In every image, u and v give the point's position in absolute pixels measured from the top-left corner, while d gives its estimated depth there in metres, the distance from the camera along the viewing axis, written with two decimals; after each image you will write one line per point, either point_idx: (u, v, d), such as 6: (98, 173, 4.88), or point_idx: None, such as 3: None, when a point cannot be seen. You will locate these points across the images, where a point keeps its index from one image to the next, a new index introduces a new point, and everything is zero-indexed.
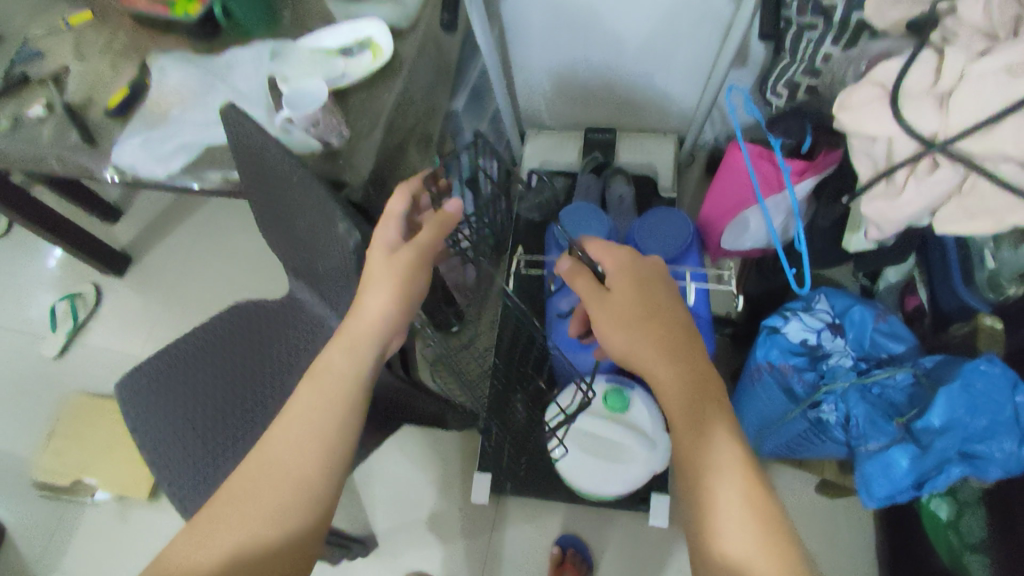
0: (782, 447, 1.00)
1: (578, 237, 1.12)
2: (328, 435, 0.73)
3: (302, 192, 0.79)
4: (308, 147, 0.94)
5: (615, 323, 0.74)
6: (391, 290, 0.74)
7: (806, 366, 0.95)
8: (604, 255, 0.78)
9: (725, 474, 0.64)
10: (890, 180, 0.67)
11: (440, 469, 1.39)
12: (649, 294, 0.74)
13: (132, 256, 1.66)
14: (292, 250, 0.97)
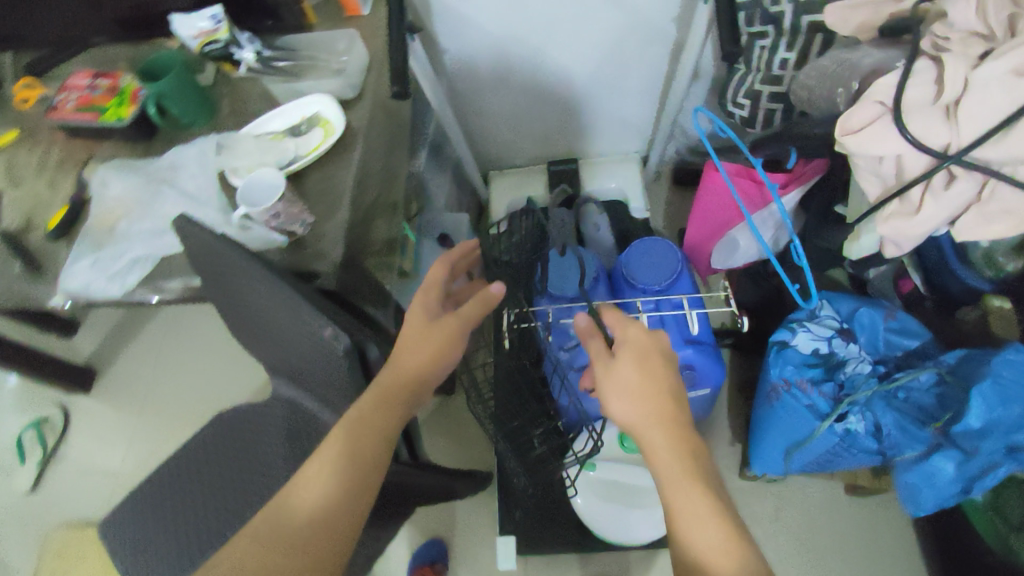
0: (814, 465, 0.93)
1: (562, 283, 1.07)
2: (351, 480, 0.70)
3: (263, 288, 0.73)
4: (274, 243, 0.89)
5: (618, 390, 0.69)
6: (431, 352, 0.78)
7: (823, 377, 0.90)
8: (619, 324, 0.74)
9: (702, 523, 0.60)
10: (903, 198, 0.62)
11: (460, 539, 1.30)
12: (650, 364, 0.70)
13: (97, 368, 1.56)
14: (270, 349, 0.90)
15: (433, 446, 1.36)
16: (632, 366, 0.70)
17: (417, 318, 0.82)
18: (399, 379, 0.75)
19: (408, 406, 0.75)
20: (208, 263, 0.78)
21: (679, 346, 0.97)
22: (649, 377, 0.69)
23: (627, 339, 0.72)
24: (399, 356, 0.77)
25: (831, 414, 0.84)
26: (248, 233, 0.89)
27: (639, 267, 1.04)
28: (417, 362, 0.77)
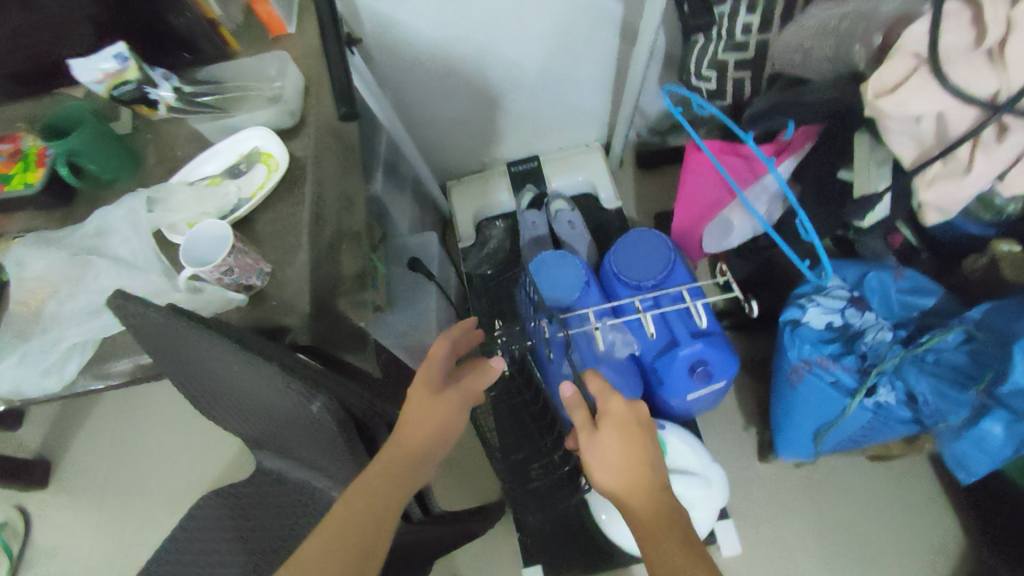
0: (847, 441, 0.90)
1: (553, 292, 0.98)
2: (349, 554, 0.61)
3: (225, 360, 0.64)
4: (232, 301, 0.79)
5: (601, 461, 0.70)
6: (438, 425, 0.73)
7: (842, 350, 0.86)
8: (602, 395, 0.74)
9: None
10: (947, 159, 0.63)
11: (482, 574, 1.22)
12: (631, 435, 0.71)
13: (51, 459, 1.40)
14: (250, 421, 0.79)
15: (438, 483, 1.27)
16: (615, 438, 0.71)
17: (420, 392, 0.75)
18: (407, 450, 0.69)
19: (415, 480, 0.67)
20: (162, 342, 0.68)
21: (687, 341, 0.91)
22: (630, 449, 0.70)
23: (609, 411, 0.73)
24: (404, 438, 0.69)
25: (859, 389, 0.81)
26: (199, 297, 0.78)
27: (630, 266, 0.98)
28: (420, 436, 0.70)
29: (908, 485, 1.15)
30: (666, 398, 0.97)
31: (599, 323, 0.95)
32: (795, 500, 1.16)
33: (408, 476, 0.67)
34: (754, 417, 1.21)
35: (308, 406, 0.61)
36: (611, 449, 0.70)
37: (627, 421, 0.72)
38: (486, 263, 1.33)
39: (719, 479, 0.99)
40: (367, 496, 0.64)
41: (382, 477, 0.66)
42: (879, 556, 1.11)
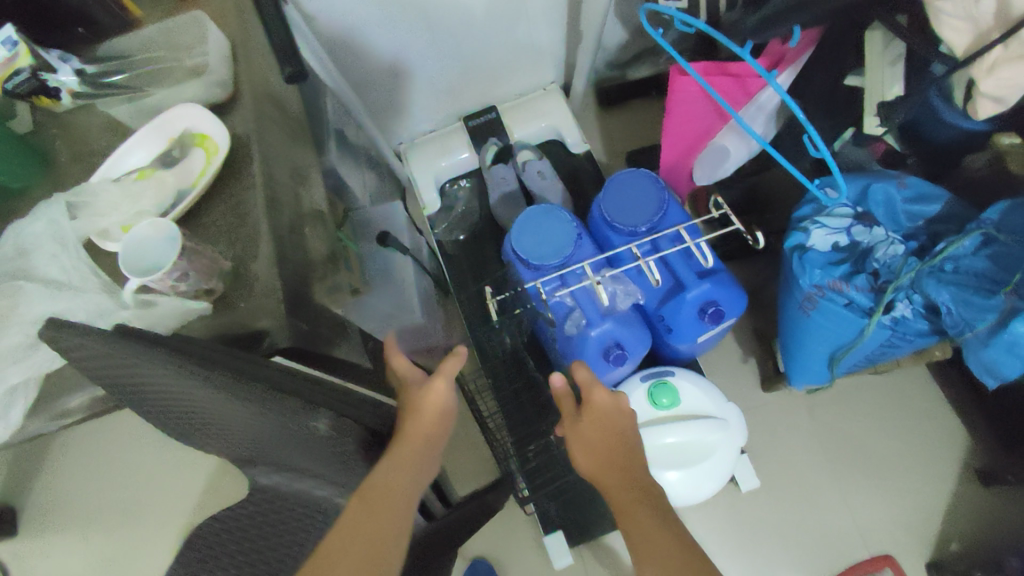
0: (864, 361, 0.87)
1: (543, 250, 0.89)
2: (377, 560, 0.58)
3: (199, 391, 0.56)
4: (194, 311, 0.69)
5: (583, 448, 0.79)
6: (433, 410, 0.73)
7: (853, 270, 0.82)
8: (586, 386, 0.80)
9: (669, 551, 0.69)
10: (1006, 41, 0.56)
11: (502, 543, 1.19)
12: (612, 425, 0.79)
13: (13, 505, 1.26)
14: (231, 443, 0.64)
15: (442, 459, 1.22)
16: (596, 426, 0.79)
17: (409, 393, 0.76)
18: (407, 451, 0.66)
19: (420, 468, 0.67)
20: (113, 375, 0.58)
21: (694, 282, 0.86)
22: (610, 436, 0.78)
23: (592, 402, 0.79)
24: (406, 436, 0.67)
25: (877, 307, 0.78)
26: (151, 313, 0.67)
27: (621, 211, 0.91)
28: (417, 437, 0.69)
29: (907, 391, 1.17)
30: (675, 344, 0.92)
31: (598, 275, 0.88)
32: (802, 423, 1.17)
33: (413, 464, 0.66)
34: (753, 347, 1.19)
35: (308, 424, 0.58)
36: (590, 433, 0.78)
37: (608, 416, 0.79)
38: (456, 229, 1.23)
39: (736, 417, 0.97)
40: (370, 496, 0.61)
41: (387, 480, 0.62)
42: (887, 464, 1.14)
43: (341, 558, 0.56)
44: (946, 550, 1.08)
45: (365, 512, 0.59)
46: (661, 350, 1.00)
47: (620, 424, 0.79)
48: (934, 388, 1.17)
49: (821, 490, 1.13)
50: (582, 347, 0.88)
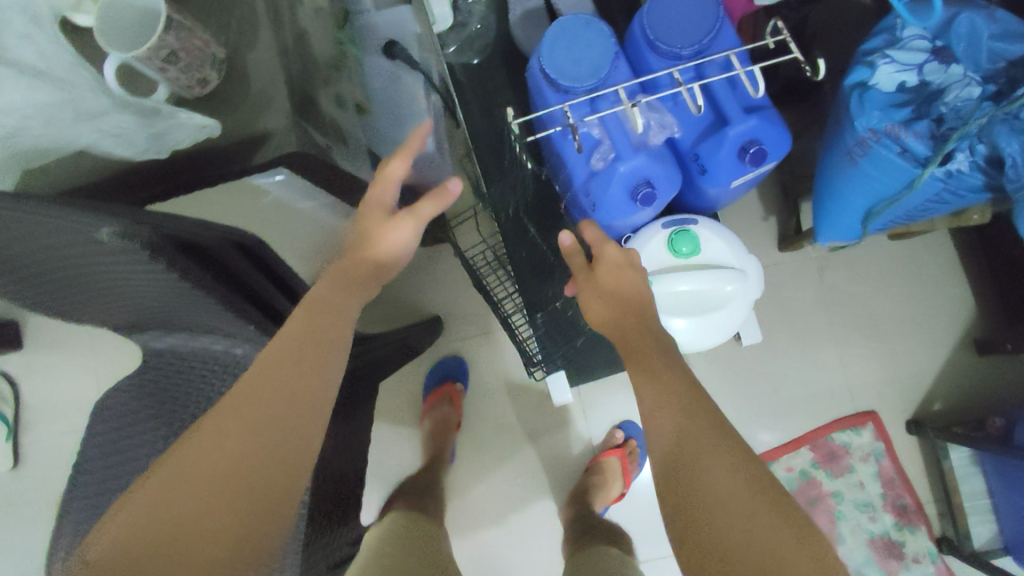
0: (902, 216, 0.83)
1: (576, 67, 0.81)
2: (281, 416, 0.55)
3: None
4: (203, 132, 0.68)
5: (599, 299, 0.75)
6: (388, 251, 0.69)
7: (913, 116, 0.75)
8: (597, 243, 0.76)
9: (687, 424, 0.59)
10: None
11: (503, 379, 1.21)
12: (627, 278, 0.75)
13: (18, 319, 1.25)
14: (110, 310, 0.70)
15: (448, 295, 1.22)
16: (609, 278, 0.75)
17: (376, 211, 0.69)
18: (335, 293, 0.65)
19: (366, 294, 0.68)
20: None
21: (739, 118, 0.79)
22: (621, 287, 0.74)
23: (603, 256, 0.75)
24: (349, 280, 0.67)
25: (936, 156, 0.72)
26: (156, 120, 0.65)
27: (669, 29, 0.80)
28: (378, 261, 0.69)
29: (922, 258, 1.15)
30: (705, 188, 0.87)
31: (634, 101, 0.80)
32: (812, 283, 1.16)
33: (364, 289, 0.68)
34: (777, 203, 1.14)
35: (100, 233, 0.51)
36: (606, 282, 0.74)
37: (624, 267, 0.75)
38: (468, 51, 1.10)
39: (754, 270, 0.95)
40: (299, 332, 0.60)
41: (314, 317, 0.62)
42: (888, 328, 1.15)
43: (257, 397, 0.55)
44: (927, 410, 1.14)
45: (292, 345, 0.59)
46: (686, 197, 0.95)
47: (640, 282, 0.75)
48: (952, 259, 1.15)
49: (819, 349, 1.16)
50: (609, 183, 0.83)
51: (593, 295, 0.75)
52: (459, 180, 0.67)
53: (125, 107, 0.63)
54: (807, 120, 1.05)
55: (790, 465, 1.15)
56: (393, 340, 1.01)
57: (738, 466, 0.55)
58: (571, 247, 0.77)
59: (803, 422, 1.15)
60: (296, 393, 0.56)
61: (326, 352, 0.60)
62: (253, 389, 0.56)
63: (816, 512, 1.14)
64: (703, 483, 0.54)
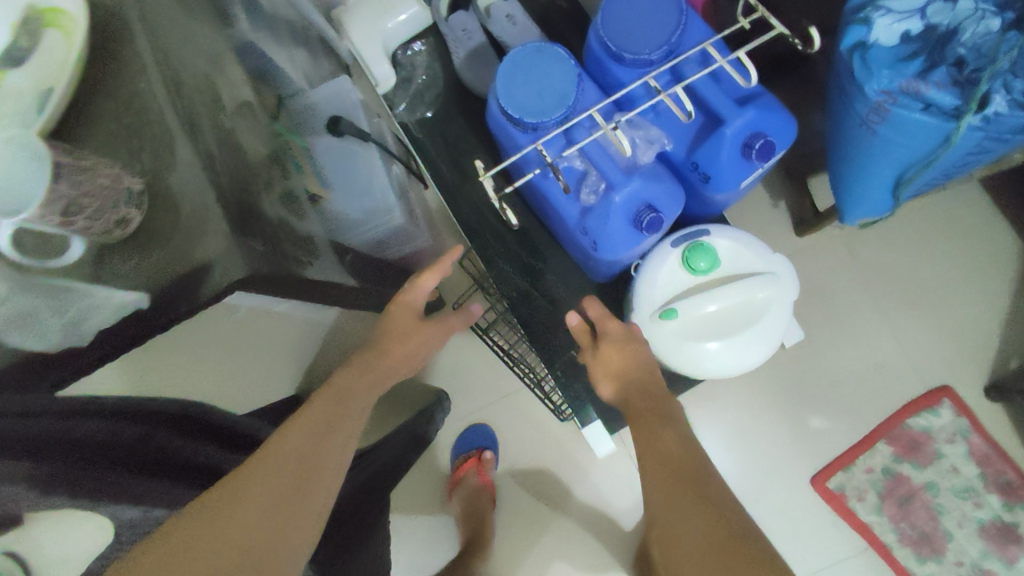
0: (939, 176, 0.74)
1: (541, 101, 0.73)
2: (278, 525, 0.49)
3: None
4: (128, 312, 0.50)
5: (608, 374, 0.74)
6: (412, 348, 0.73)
7: (927, 65, 0.66)
8: (601, 320, 0.76)
9: (685, 496, 0.59)
10: None
11: (537, 445, 1.09)
12: (633, 353, 0.73)
13: None
14: None
15: (456, 366, 1.12)
16: (617, 355, 0.73)
17: (406, 313, 0.74)
18: (337, 394, 0.62)
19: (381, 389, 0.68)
20: None
21: (733, 113, 0.70)
22: (627, 358, 0.73)
23: (608, 331, 0.75)
24: (343, 393, 0.63)
25: (969, 105, 0.62)
26: (68, 310, 0.48)
27: (630, 34, 0.71)
28: (392, 366, 0.71)
29: (952, 208, 1.06)
30: (712, 196, 0.77)
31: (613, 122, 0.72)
32: (843, 262, 1.06)
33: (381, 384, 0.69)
34: (785, 188, 1.05)
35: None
36: (613, 360, 0.73)
37: (627, 342, 0.74)
38: (419, 106, 1.02)
39: (786, 269, 0.84)
40: (309, 420, 0.58)
41: (324, 411, 0.59)
42: (938, 291, 1.05)
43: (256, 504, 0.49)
44: (1005, 370, 1.02)
45: (302, 431, 0.56)
46: (690, 208, 0.86)
47: (641, 352, 0.74)
48: (984, 202, 1.06)
49: (870, 332, 1.05)
50: (606, 217, 0.74)
51: (602, 372, 0.74)
52: (480, 307, 0.82)
53: (23, 293, 0.47)
54: (798, 94, 0.96)
55: (869, 466, 1.03)
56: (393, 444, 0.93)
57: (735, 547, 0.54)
58: (579, 326, 0.77)
59: (873, 415, 1.04)
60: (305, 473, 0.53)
61: (333, 440, 0.57)
62: (255, 492, 0.49)
63: (912, 512, 1.01)
64: (679, 524, 0.57)
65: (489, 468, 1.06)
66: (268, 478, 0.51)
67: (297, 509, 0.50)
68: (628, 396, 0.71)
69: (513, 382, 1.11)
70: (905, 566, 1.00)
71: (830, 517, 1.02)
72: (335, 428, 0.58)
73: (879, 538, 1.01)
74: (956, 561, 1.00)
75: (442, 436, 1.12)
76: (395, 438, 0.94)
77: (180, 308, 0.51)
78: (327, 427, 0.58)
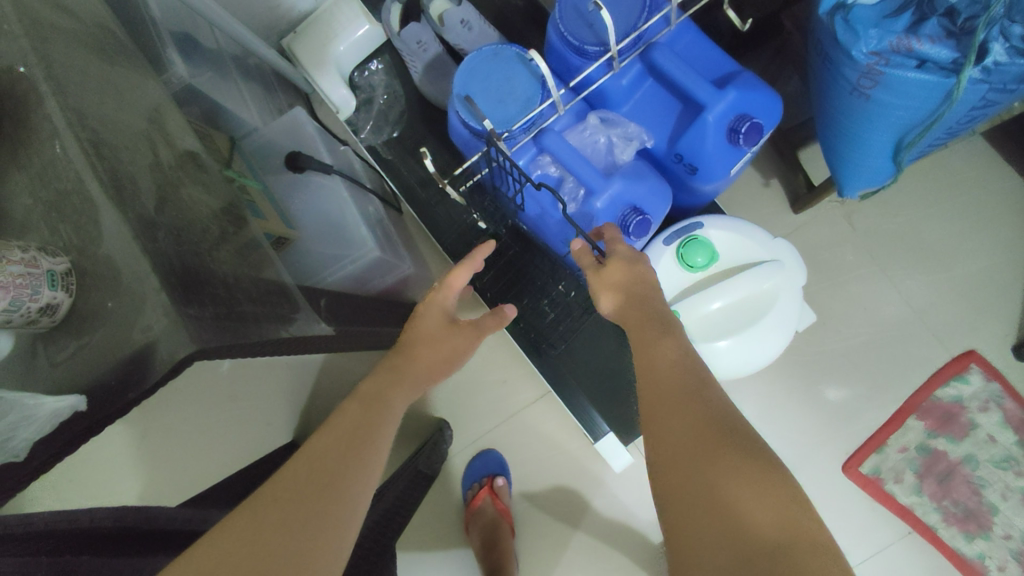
0: (943, 134, 0.68)
1: (502, 111, 0.68)
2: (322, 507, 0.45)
3: None
4: (66, 414, 0.45)
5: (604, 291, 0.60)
6: (446, 356, 0.64)
7: (917, 18, 0.60)
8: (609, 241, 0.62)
9: (681, 415, 0.48)
10: None
11: (549, 465, 1.04)
12: (641, 273, 0.59)
13: None
14: None
15: (454, 392, 1.06)
16: (619, 272, 0.59)
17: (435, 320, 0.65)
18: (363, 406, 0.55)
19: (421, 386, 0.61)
20: None
21: (713, 97, 0.64)
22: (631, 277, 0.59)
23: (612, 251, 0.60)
24: (381, 394, 0.56)
25: (969, 57, 0.56)
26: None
27: (591, 26, 0.66)
28: (427, 372, 0.62)
29: (954, 166, 1.00)
30: (701, 187, 0.72)
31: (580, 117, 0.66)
32: (847, 235, 1.01)
33: (421, 375, 0.61)
34: (775, 165, 0.99)
35: None
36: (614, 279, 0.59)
37: (634, 261, 0.59)
38: (384, 127, 0.98)
39: (789, 253, 0.79)
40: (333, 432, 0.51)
41: (357, 417, 0.53)
42: (950, 255, 0.99)
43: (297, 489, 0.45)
44: None
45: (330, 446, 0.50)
46: (680, 201, 0.81)
47: (650, 274, 0.60)
48: (988, 153, 1.00)
49: (886, 305, 0.99)
50: (591, 224, 0.68)
51: (602, 290, 0.60)
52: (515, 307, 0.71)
53: None
54: (776, 66, 0.90)
55: (903, 445, 0.97)
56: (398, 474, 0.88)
57: (758, 479, 0.44)
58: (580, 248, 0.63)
59: (898, 390, 0.98)
60: (334, 474, 0.47)
61: (366, 452, 0.50)
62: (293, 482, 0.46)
63: (953, 488, 0.96)
64: (663, 431, 0.48)
65: (504, 495, 1.00)
66: (292, 486, 0.46)
67: (330, 508, 0.45)
68: (626, 314, 0.58)
69: (517, 401, 1.05)
70: (953, 546, 0.95)
71: (866, 503, 0.97)
72: (370, 440, 0.52)
73: (922, 520, 0.95)
74: (1006, 535, 0.94)
75: (452, 467, 1.06)
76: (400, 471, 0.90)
77: (128, 395, 0.46)
78: (362, 437, 0.51)
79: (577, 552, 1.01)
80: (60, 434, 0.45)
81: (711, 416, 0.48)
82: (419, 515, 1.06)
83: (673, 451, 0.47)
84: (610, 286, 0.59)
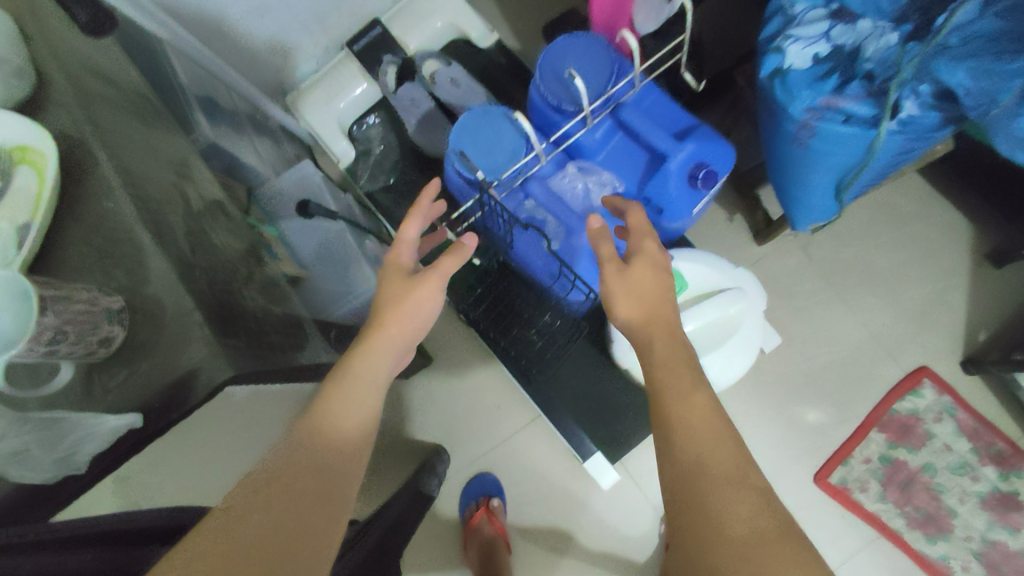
0: (875, 176, 0.78)
1: (490, 161, 0.78)
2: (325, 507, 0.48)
3: None
4: (124, 431, 0.53)
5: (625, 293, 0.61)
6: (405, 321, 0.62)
7: (843, 80, 0.71)
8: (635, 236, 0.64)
9: (728, 483, 0.50)
10: None
11: (542, 485, 1.10)
12: (663, 285, 0.62)
13: None
14: None
15: (449, 419, 1.13)
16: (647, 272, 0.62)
17: (396, 278, 0.64)
18: (342, 401, 0.56)
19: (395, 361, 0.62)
20: None
21: (675, 148, 0.75)
22: (657, 290, 0.62)
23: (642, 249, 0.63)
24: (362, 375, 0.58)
25: (885, 113, 0.67)
26: (58, 443, 0.49)
27: (566, 88, 0.76)
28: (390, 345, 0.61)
29: (897, 200, 1.12)
30: (669, 226, 0.80)
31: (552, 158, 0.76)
32: (804, 264, 1.11)
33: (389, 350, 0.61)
34: (736, 201, 1.10)
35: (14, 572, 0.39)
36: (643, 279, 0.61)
37: (661, 270, 0.62)
38: (380, 175, 1.05)
39: (750, 281, 0.88)
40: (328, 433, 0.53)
41: (344, 405, 0.56)
42: (899, 281, 1.10)
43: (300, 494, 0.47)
44: (974, 343, 1.07)
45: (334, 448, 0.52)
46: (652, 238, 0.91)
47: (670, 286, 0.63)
48: (925, 186, 1.12)
49: (844, 327, 1.09)
50: (573, 258, 0.78)
51: (626, 293, 0.61)
52: (474, 235, 0.67)
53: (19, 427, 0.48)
54: (732, 114, 1.01)
55: (867, 456, 1.05)
56: (399, 497, 0.93)
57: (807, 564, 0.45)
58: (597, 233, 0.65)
59: (860, 404, 1.07)
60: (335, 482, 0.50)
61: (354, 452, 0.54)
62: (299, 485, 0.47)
63: (914, 494, 1.04)
64: (712, 505, 0.49)
65: (500, 514, 1.05)
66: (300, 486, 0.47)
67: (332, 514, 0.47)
68: (653, 329, 0.60)
69: (509, 425, 1.12)
70: (917, 548, 1.02)
71: (837, 512, 1.04)
72: (354, 436, 0.55)
73: (888, 525, 1.03)
74: (965, 537, 1.02)
75: (448, 490, 1.12)
76: (400, 493, 0.95)
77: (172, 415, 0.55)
78: (351, 436, 0.55)
79: (571, 567, 1.06)
80: (117, 447, 0.53)
81: (771, 504, 0.49)
82: (418, 538, 1.11)
83: (722, 521, 0.48)
84: (636, 285, 0.61)
